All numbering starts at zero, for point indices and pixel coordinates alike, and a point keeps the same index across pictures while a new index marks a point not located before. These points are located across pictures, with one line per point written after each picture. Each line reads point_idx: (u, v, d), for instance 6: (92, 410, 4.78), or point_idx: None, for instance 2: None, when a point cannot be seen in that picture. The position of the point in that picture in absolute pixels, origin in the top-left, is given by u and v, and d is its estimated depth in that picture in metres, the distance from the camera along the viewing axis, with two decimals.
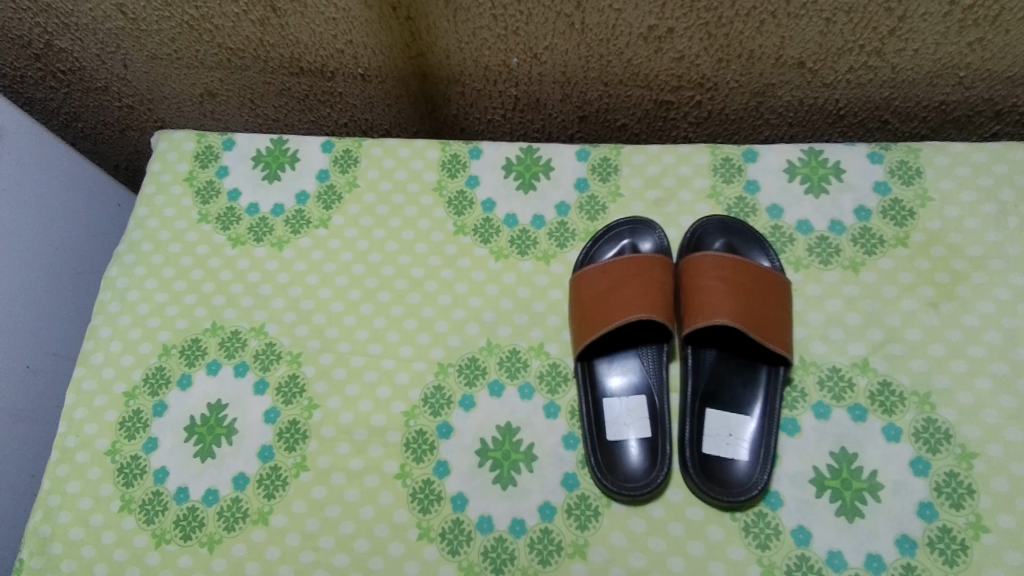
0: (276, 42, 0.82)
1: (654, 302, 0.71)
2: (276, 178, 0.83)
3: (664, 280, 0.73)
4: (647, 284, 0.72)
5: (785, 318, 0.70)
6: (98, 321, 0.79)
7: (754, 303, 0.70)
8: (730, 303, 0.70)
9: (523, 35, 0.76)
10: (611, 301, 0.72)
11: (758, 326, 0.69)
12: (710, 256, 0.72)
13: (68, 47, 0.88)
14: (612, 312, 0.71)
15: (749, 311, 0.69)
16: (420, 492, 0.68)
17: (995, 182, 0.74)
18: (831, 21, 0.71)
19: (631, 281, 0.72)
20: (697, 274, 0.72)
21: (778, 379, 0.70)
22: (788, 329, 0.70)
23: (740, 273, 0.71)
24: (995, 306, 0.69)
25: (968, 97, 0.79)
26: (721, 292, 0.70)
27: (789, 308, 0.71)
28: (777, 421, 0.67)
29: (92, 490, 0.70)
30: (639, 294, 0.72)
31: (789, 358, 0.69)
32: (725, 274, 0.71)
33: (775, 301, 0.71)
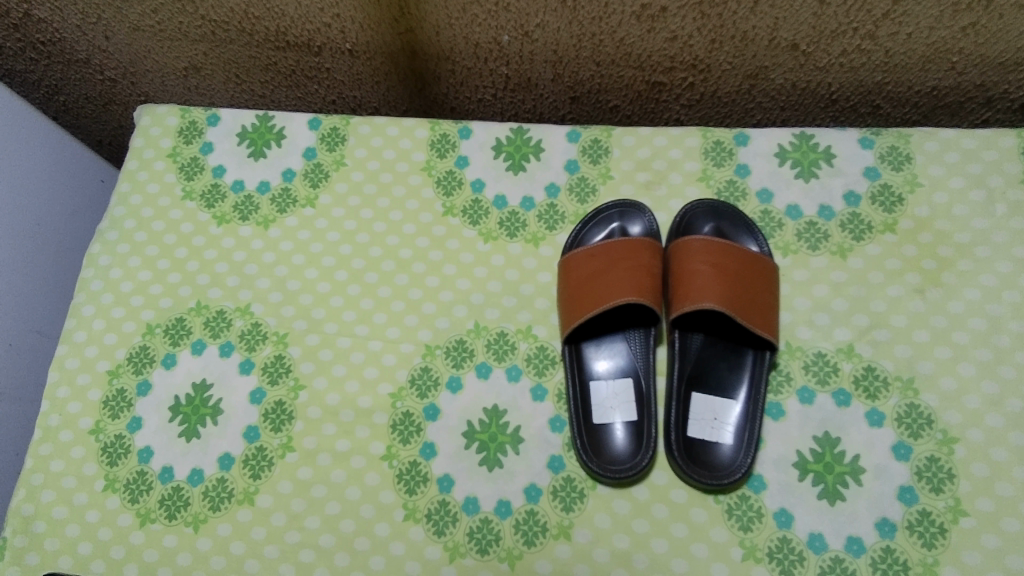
0: (261, 15, 0.80)
1: (642, 286, 0.71)
2: (262, 155, 0.81)
3: (652, 264, 0.73)
4: (635, 268, 0.72)
5: (773, 303, 0.70)
6: (81, 300, 0.77)
7: (742, 288, 0.70)
8: (718, 288, 0.70)
9: (514, 12, 0.75)
10: (599, 284, 0.71)
11: (745, 310, 0.69)
12: (698, 241, 0.72)
13: (47, 17, 0.86)
14: (600, 295, 0.71)
15: (737, 296, 0.69)
16: (406, 474, 0.68)
17: (984, 169, 0.74)
18: (826, 3, 0.70)
19: (620, 264, 0.72)
20: (685, 258, 0.72)
21: (764, 363, 0.70)
22: (775, 314, 0.70)
23: (728, 257, 0.71)
24: (980, 293, 0.70)
25: (960, 82, 0.78)
26: (710, 276, 0.70)
27: (777, 293, 0.71)
28: (762, 405, 0.68)
29: (76, 469, 0.70)
30: (628, 277, 0.71)
31: (775, 342, 0.69)
32: (713, 258, 0.71)
33: (763, 285, 0.71)
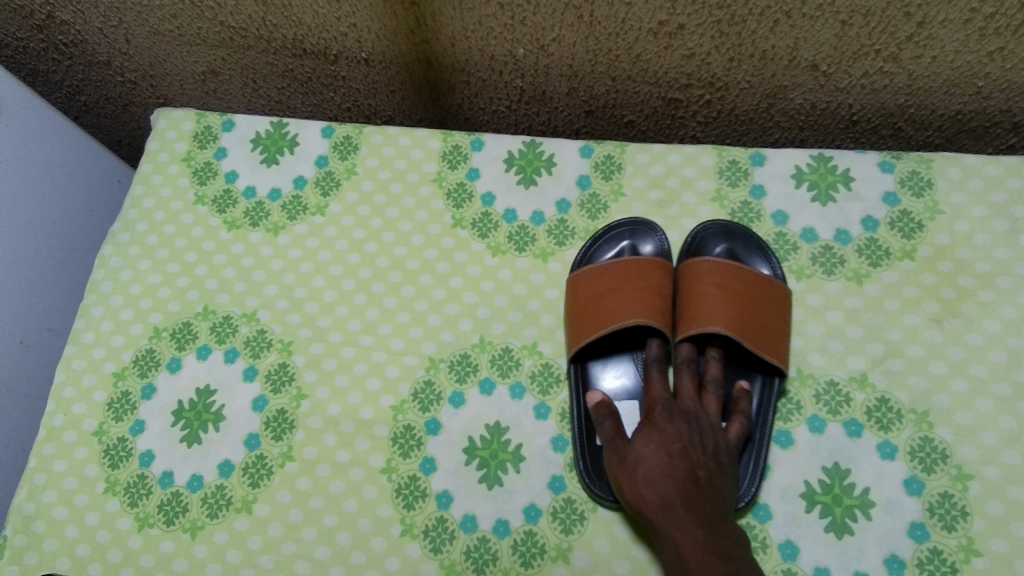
0: (278, 22, 0.80)
1: (652, 308, 0.71)
2: (275, 162, 0.82)
3: (661, 284, 0.72)
4: (644, 288, 0.72)
5: (783, 329, 0.69)
6: (91, 301, 0.78)
7: (752, 312, 0.69)
8: (725, 311, 0.69)
9: (530, 25, 0.74)
10: (607, 304, 0.71)
11: (754, 335, 0.68)
12: (709, 262, 0.72)
13: (70, 19, 0.87)
14: (607, 315, 0.71)
15: (746, 320, 0.69)
16: (405, 488, 0.67)
17: (1007, 198, 0.72)
18: (848, 24, 0.68)
19: (629, 284, 0.72)
20: (695, 279, 0.72)
21: (772, 390, 0.68)
22: (785, 341, 0.69)
23: (738, 281, 0.70)
24: (1000, 325, 0.68)
25: (985, 107, 0.76)
26: (718, 299, 0.70)
27: (788, 319, 0.70)
28: (769, 432, 0.66)
29: (78, 470, 0.70)
30: (636, 297, 0.71)
31: (784, 369, 0.68)
32: (723, 281, 0.71)
33: (773, 310, 0.69)
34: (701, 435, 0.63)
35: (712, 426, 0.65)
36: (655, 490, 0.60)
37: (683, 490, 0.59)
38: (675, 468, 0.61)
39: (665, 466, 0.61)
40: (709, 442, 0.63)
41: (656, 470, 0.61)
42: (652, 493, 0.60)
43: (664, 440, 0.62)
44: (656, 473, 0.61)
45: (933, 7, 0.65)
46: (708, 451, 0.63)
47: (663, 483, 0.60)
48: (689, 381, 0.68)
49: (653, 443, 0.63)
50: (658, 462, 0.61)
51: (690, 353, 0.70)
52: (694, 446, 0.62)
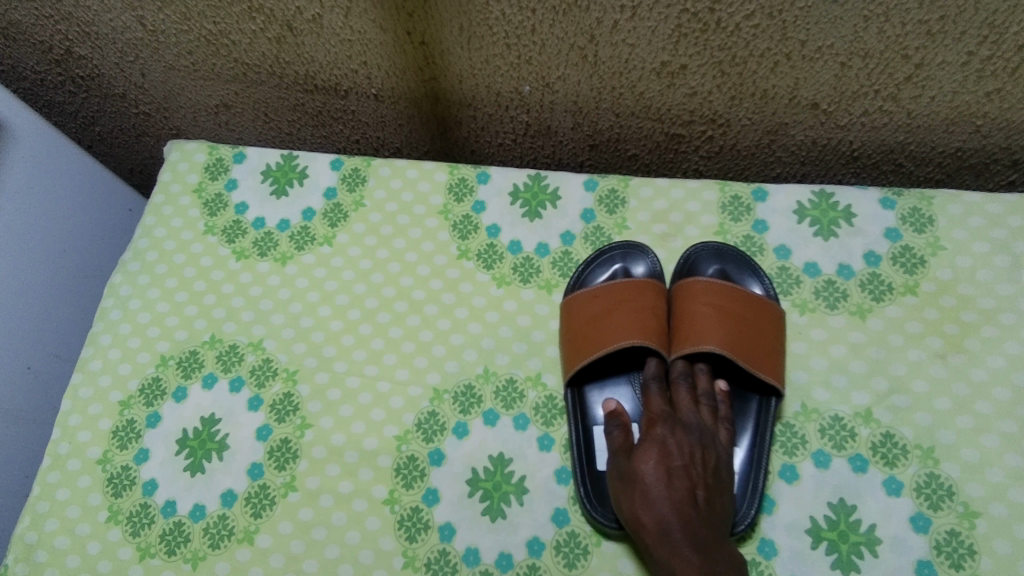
0: (291, 60, 0.82)
1: (647, 328, 0.72)
2: (285, 193, 0.83)
3: (655, 305, 0.74)
4: (638, 309, 0.73)
5: (778, 347, 0.70)
6: (99, 329, 0.79)
7: (745, 330, 0.70)
8: (718, 330, 0.71)
9: (536, 64, 0.76)
10: (602, 325, 0.72)
11: (749, 355, 0.69)
12: (701, 282, 0.73)
13: (88, 54, 0.89)
14: (603, 337, 0.72)
15: (740, 339, 0.70)
16: (407, 520, 0.67)
17: (1009, 234, 0.72)
18: (847, 66, 0.70)
19: (624, 305, 0.73)
20: (689, 299, 0.73)
21: (769, 410, 0.69)
22: (779, 358, 0.70)
23: (730, 300, 0.71)
24: (1004, 361, 0.68)
25: (985, 145, 0.78)
26: (711, 318, 0.71)
27: (782, 336, 0.71)
28: (766, 453, 0.66)
29: (81, 499, 0.70)
30: (630, 319, 0.73)
31: (779, 387, 0.68)
32: (715, 300, 0.72)
33: (767, 327, 0.70)
34: (699, 452, 0.64)
35: (711, 440, 0.66)
36: (653, 514, 0.60)
37: (680, 511, 0.59)
38: (675, 491, 0.61)
39: (665, 489, 0.61)
40: (709, 459, 0.64)
41: (654, 490, 0.61)
42: (650, 516, 0.60)
43: (662, 459, 0.63)
44: (655, 494, 0.61)
45: (930, 49, 0.66)
46: (708, 467, 0.63)
47: (661, 506, 0.60)
48: (685, 395, 0.69)
49: (652, 462, 0.63)
50: (658, 484, 0.61)
51: (684, 368, 0.71)
52: (694, 464, 0.63)
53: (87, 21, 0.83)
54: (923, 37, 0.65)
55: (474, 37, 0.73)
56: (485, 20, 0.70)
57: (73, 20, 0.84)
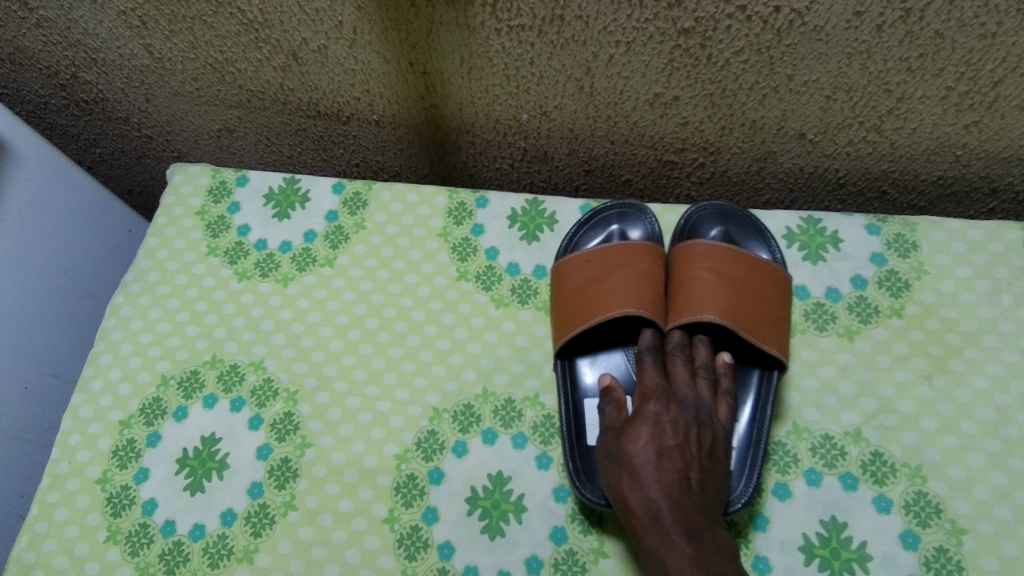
0: (295, 87, 0.84)
1: (643, 297, 0.74)
2: (287, 216, 0.85)
3: (653, 271, 0.76)
4: (636, 274, 0.75)
5: (773, 311, 0.73)
6: (100, 349, 0.80)
7: (744, 296, 0.73)
8: (717, 295, 0.73)
9: (534, 94, 0.78)
10: (598, 292, 0.75)
11: (746, 318, 0.72)
12: (702, 246, 0.76)
13: (93, 80, 0.91)
14: (598, 304, 0.74)
15: (738, 306, 0.73)
16: (407, 538, 0.68)
17: (989, 260, 0.75)
18: (832, 99, 0.73)
19: (620, 270, 0.76)
20: (689, 264, 0.76)
21: (770, 382, 0.72)
22: (776, 321, 0.73)
23: (728, 265, 0.75)
24: (987, 382, 0.70)
25: (965, 174, 0.81)
26: (710, 281, 0.74)
27: (778, 300, 0.74)
28: (766, 430, 0.69)
29: (79, 519, 0.70)
30: (628, 284, 0.75)
31: (777, 351, 0.71)
32: (715, 265, 0.75)
33: (763, 292, 0.74)
34: (694, 431, 0.65)
35: (707, 418, 0.67)
36: (642, 496, 0.61)
37: (670, 495, 0.60)
38: (665, 474, 0.62)
39: (655, 472, 0.62)
40: (702, 440, 0.65)
41: (645, 471, 0.62)
42: (638, 498, 0.61)
43: (654, 439, 0.64)
44: (644, 476, 0.62)
45: (911, 84, 0.70)
46: (703, 448, 0.65)
47: (650, 488, 0.61)
48: (681, 369, 0.71)
49: (643, 442, 0.64)
50: (647, 467, 0.62)
51: (681, 339, 0.73)
52: (687, 445, 0.64)
53: (94, 48, 0.85)
54: (903, 73, 0.68)
55: (474, 68, 0.75)
56: (485, 52, 0.73)
57: (81, 47, 0.85)
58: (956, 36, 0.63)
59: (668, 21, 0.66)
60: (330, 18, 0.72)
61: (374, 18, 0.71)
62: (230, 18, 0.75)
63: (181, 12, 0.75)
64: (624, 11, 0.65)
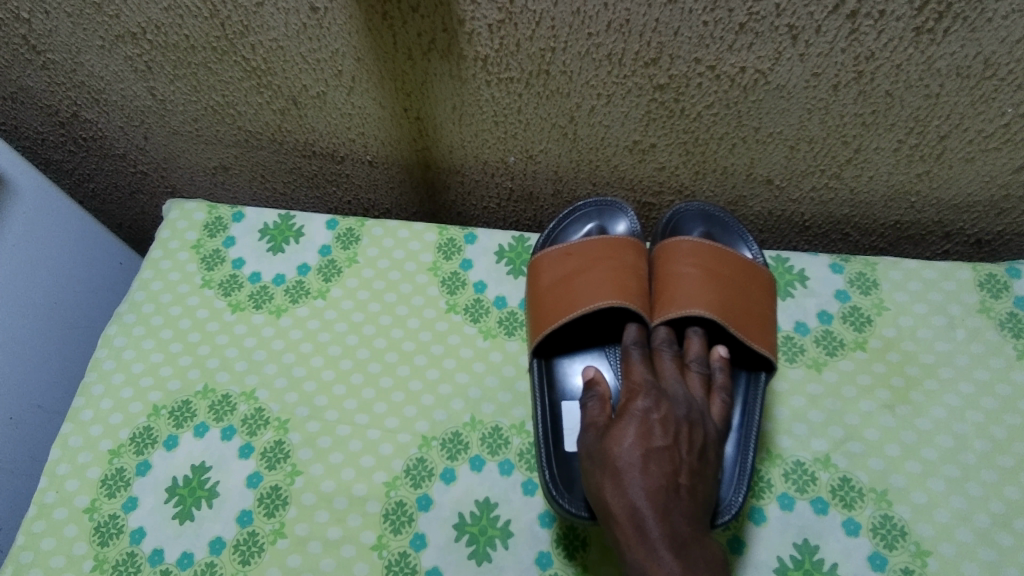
0: (292, 129, 0.88)
1: (629, 289, 0.77)
2: (281, 250, 0.87)
3: (636, 265, 0.80)
4: (621, 266, 0.79)
5: (758, 309, 0.77)
6: (92, 378, 0.81)
7: (728, 293, 0.77)
8: (703, 291, 0.77)
9: (521, 139, 0.83)
10: (581, 285, 0.78)
11: (731, 313, 0.76)
12: (687, 243, 0.80)
13: (93, 119, 0.94)
14: (581, 296, 0.77)
15: (723, 302, 0.76)
16: (395, 565, 0.69)
17: (943, 297, 0.81)
18: (795, 149, 0.79)
19: (602, 262, 0.79)
20: (674, 260, 0.79)
21: (759, 385, 0.76)
22: (762, 320, 0.77)
23: (713, 262, 0.78)
24: (945, 412, 0.75)
25: (920, 219, 0.87)
26: (695, 276, 0.77)
27: (760, 296, 0.78)
28: (755, 435, 0.72)
29: (66, 548, 0.71)
30: (613, 276, 0.78)
31: (764, 350, 0.75)
32: (700, 262, 0.78)
33: (746, 289, 0.78)
34: (683, 432, 0.65)
35: (698, 415, 0.68)
36: (627, 501, 0.60)
37: (656, 502, 0.59)
38: (651, 481, 0.61)
39: (641, 478, 0.61)
40: (691, 440, 0.65)
41: (628, 474, 0.61)
42: (621, 504, 0.60)
43: (641, 441, 0.63)
44: (628, 479, 0.61)
45: (866, 137, 0.76)
46: (694, 450, 0.65)
47: (635, 493, 0.60)
48: (669, 366, 0.74)
49: (629, 444, 0.63)
50: (633, 473, 0.61)
51: (667, 334, 0.76)
52: (676, 447, 0.64)
53: (98, 89, 0.88)
54: (859, 127, 0.75)
55: (465, 114, 0.80)
56: (476, 101, 0.78)
57: (85, 88, 0.88)
58: (904, 95, 0.70)
59: (645, 78, 0.71)
60: (330, 68, 0.76)
61: (372, 68, 0.75)
62: (234, 65, 0.79)
63: (187, 59, 0.79)
64: (605, 68, 0.71)
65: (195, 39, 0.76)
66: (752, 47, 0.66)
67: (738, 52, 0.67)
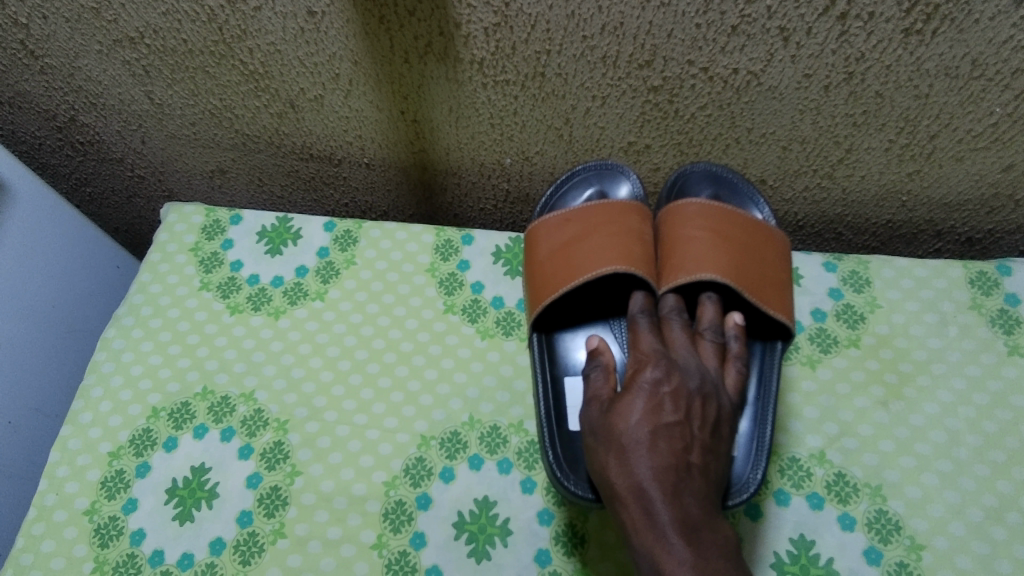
0: (290, 132, 0.89)
1: (633, 255, 0.76)
2: (279, 252, 0.88)
3: (641, 231, 0.78)
4: (625, 231, 0.77)
5: (769, 273, 0.76)
6: (90, 381, 0.81)
7: (738, 256, 0.75)
8: (712, 254, 0.75)
9: (517, 141, 0.84)
10: (582, 252, 0.77)
11: (742, 276, 0.74)
12: (694, 206, 0.78)
13: (91, 123, 0.94)
14: (583, 263, 0.76)
15: (732, 265, 0.74)
16: (395, 564, 0.70)
17: (935, 295, 0.82)
18: (787, 149, 0.80)
19: (605, 227, 0.77)
20: (681, 225, 0.77)
21: (775, 356, 0.76)
22: (775, 283, 0.75)
23: (721, 225, 0.77)
24: (938, 407, 0.76)
25: (911, 218, 0.88)
26: (703, 239, 0.76)
27: (771, 259, 0.77)
28: (771, 411, 0.71)
29: (66, 550, 0.71)
30: (616, 242, 0.76)
31: (778, 316, 0.73)
32: (708, 225, 0.76)
33: (757, 251, 0.76)
34: (695, 407, 0.63)
35: (712, 388, 0.67)
36: (634, 479, 0.58)
37: (663, 482, 0.57)
38: (660, 460, 0.58)
39: (649, 456, 0.58)
40: (703, 416, 0.63)
41: (634, 453, 0.59)
42: (626, 484, 0.58)
43: (650, 417, 0.62)
44: (633, 458, 0.59)
45: (857, 137, 0.77)
46: (708, 426, 0.63)
47: (643, 471, 0.58)
48: (680, 335, 0.72)
49: (638, 421, 0.61)
50: (641, 451, 0.59)
51: (676, 303, 0.75)
52: (687, 423, 0.62)
53: (96, 93, 0.89)
54: (850, 127, 0.76)
55: (461, 117, 0.81)
56: (472, 103, 0.79)
57: (82, 93, 0.89)
58: (895, 96, 0.71)
59: (639, 80, 0.72)
60: (328, 71, 0.77)
61: (369, 71, 0.76)
62: (232, 69, 0.80)
63: (185, 63, 0.80)
64: (599, 70, 0.72)
65: (194, 43, 0.77)
66: (744, 49, 0.67)
67: (731, 54, 0.68)
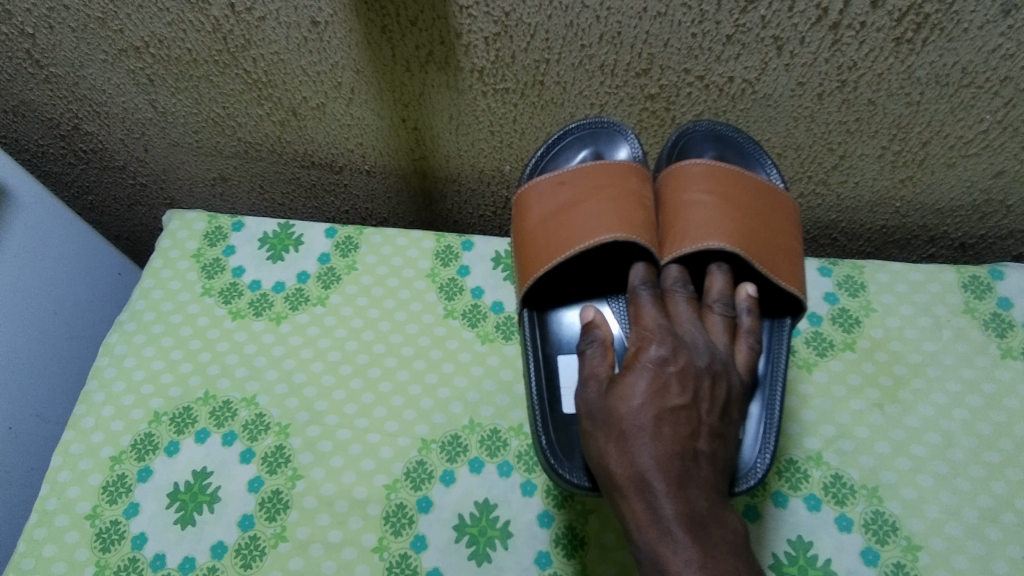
0: (292, 140, 0.90)
1: (635, 222, 0.73)
2: (280, 258, 0.89)
3: (642, 194, 0.75)
4: (625, 194, 0.74)
5: (776, 240, 0.74)
6: (93, 387, 0.81)
7: (745, 223, 0.73)
8: (718, 221, 0.72)
9: (516, 148, 0.85)
10: (579, 219, 0.74)
11: (749, 243, 0.72)
12: (699, 167, 0.74)
13: (94, 131, 0.95)
14: (579, 231, 0.73)
15: (739, 232, 0.72)
16: (396, 567, 0.70)
17: (929, 298, 0.83)
18: (783, 155, 0.82)
19: (603, 191, 0.74)
20: (685, 189, 0.75)
21: (783, 335, 0.76)
22: (782, 251, 0.74)
23: (727, 190, 0.74)
24: (933, 410, 0.77)
25: (905, 223, 0.90)
26: (709, 204, 0.73)
27: (778, 225, 0.75)
28: (779, 394, 0.72)
29: (67, 554, 0.71)
30: (615, 208, 0.73)
31: (786, 286, 0.72)
32: (713, 190, 0.74)
33: (763, 217, 0.74)
34: (699, 390, 0.64)
35: (720, 368, 0.67)
36: (636, 465, 0.58)
37: (665, 470, 0.57)
38: (663, 446, 0.59)
39: (652, 442, 0.59)
40: (707, 398, 0.64)
41: (637, 438, 0.59)
42: (626, 470, 0.58)
43: (653, 402, 0.62)
44: (635, 444, 0.59)
45: (851, 144, 0.78)
46: (715, 409, 0.64)
47: (645, 458, 0.58)
48: (685, 310, 0.71)
49: (641, 404, 0.61)
50: (643, 436, 0.59)
51: (679, 274, 0.73)
52: (693, 407, 0.62)
53: (99, 102, 0.90)
54: (844, 134, 0.77)
55: (461, 125, 0.82)
56: (472, 111, 0.80)
57: (86, 101, 0.90)
58: (886, 104, 0.72)
59: (637, 88, 0.74)
60: (330, 79, 0.78)
61: (370, 80, 0.77)
62: (235, 78, 0.81)
63: (189, 72, 0.81)
64: (598, 78, 0.73)
65: (197, 53, 0.78)
66: (739, 58, 0.68)
67: (726, 63, 0.69)
